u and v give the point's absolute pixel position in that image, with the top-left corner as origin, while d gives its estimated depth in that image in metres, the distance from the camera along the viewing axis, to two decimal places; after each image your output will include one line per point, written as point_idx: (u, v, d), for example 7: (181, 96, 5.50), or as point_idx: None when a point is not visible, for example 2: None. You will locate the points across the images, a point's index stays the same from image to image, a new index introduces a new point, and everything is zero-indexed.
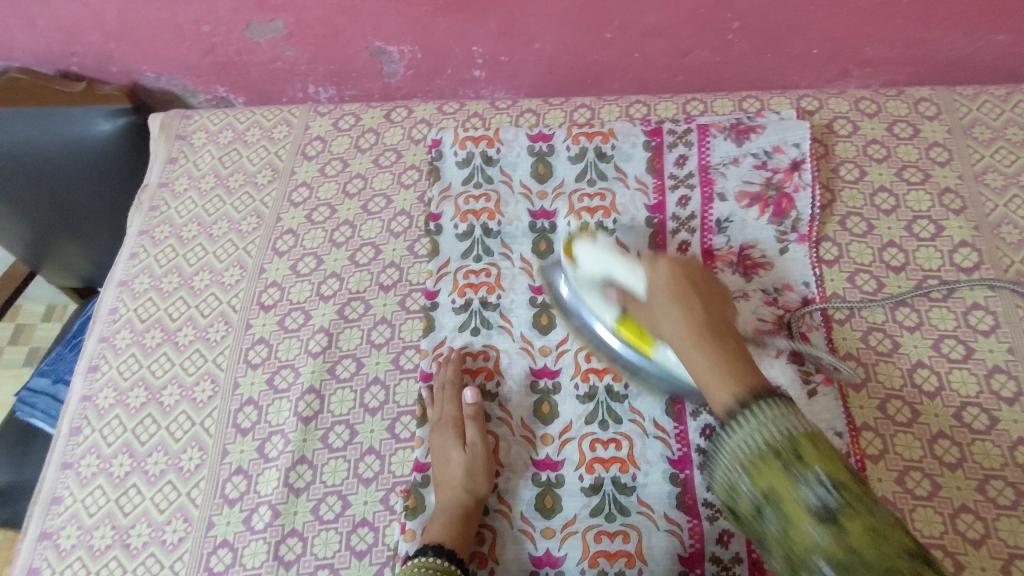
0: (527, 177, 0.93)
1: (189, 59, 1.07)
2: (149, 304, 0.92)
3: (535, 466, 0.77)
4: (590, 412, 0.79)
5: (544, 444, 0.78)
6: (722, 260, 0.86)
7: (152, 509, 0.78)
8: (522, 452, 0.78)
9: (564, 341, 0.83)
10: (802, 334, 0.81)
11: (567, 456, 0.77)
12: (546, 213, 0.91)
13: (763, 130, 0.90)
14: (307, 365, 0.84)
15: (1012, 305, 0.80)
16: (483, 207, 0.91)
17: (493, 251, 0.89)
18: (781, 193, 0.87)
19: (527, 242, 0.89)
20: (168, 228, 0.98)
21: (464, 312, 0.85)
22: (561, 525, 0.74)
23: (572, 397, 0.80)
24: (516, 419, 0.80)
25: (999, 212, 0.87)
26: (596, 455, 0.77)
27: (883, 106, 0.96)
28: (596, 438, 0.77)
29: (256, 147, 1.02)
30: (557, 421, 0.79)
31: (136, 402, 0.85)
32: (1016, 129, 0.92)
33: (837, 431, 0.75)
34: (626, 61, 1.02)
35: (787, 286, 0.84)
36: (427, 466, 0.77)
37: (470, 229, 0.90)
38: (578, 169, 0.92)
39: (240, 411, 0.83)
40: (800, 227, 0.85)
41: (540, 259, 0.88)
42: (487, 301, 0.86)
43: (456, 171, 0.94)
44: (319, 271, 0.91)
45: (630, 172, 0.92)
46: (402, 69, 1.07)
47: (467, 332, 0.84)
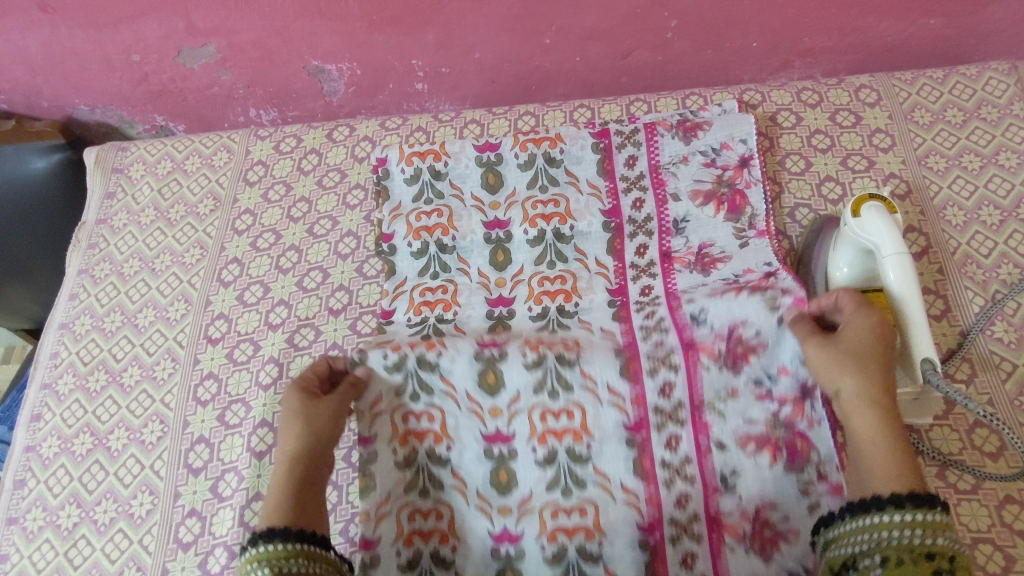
0: (477, 189, 0.91)
1: (122, 90, 1.05)
2: (92, 346, 0.89)
3: (486, 441, 0.75)
4: (540, 382, 0.76)
5: (493, 416, 0.76)
6: (680, 261, 0.84)
7: (103, 560, 0.76)
8: (471, 427, 0.75)
9: (516, 333, 0.80)
10: None
11: (518, 429, 0.75)
12: (500, 223, 0.89)
13: (710, 126, 0.89)
14: (259, 398, 0.82)
15: (962, 287, 0.81)
16: (436, 222, 0.89)
17: (450, 266, 0.87)
18: (734, 189, 0.86)
19: (484, 255, 0.88)
20: (108, 265, 0.95)
21: (419, 327, 0.83)
22: (518, 501, 0.73)
23: (520, 364, 0.76)
24: (461, 392, 0.76)
25: (943, 194, 0.87)
26: (548, 427, 0.75)
27: (824, 95, 0.96)
28: (545, 408, 0.75)
29: (196, 176, 0.99)
30: (505, 392, 0.76)
31: (82, 448, 0.82)
32: (956, 111, 0.93)
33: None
34: (567, 65, 1.02)
35: (748, 271, 0.81)
36: (374, 439, 0.75)
37: (424, 246, 0.88)
38: (528, 177, 0.91)
39: (191, 451, 0.80)
40: (757, 223, 0.84)
41: (498, 271, 0.87)
42: (443, 318, 0.84)
43: (405, 188, 0.92)
44: (266, 299, 0.89)
45: (581, 176, 0.90)
46: (342, 87, 1.05)
47: (406, 394, 0.77)
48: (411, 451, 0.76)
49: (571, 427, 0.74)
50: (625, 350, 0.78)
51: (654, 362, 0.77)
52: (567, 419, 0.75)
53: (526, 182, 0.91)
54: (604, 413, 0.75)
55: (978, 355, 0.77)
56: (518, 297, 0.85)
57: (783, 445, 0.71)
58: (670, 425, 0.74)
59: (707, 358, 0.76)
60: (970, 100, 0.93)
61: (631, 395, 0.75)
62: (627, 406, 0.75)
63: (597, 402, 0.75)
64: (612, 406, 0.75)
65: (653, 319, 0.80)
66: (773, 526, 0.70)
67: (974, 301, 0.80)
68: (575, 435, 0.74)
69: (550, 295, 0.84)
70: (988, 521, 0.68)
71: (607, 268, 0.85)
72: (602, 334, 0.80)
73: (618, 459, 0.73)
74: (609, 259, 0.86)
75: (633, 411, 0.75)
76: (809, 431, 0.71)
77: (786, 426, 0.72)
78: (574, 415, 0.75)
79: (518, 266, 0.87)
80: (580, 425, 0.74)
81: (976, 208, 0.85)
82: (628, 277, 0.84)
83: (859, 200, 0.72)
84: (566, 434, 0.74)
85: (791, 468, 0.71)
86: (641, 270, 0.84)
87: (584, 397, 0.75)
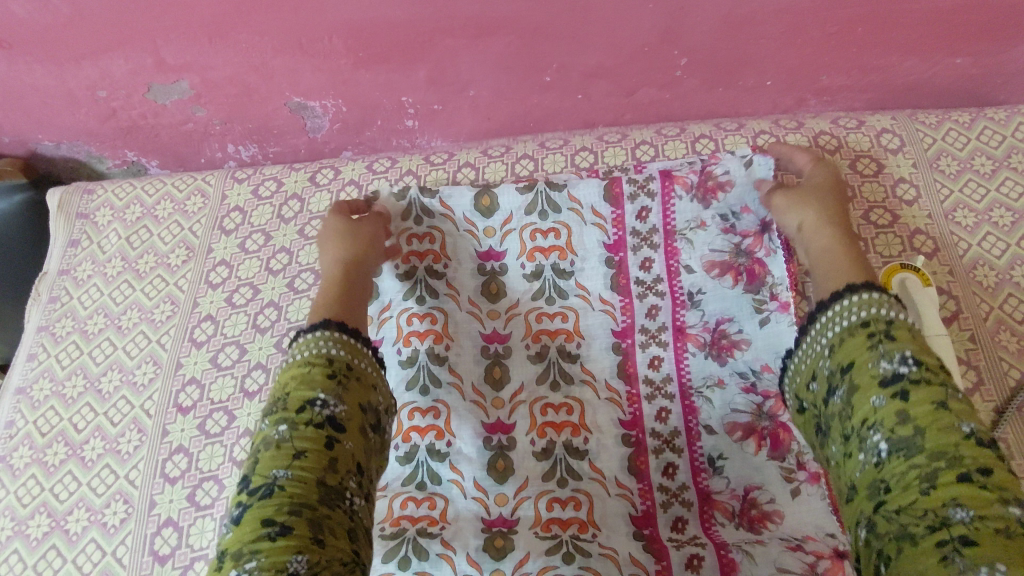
0: (472, 212, 0.84)
1: (89, 126, 0.97)
2: (50, 414, 0.82)
3: (486, 523, 0.71)
4: (548, 470, 0.74)
5: (499, 503, 0.73)
6: (693, 339, 0.79)
7: None
8: (474, 515, 0.72)
9: (519, 393, 0.79)
10: (783, 426, 0.73)
11: (522, 516, 0.71)
12: (496, 253, 0.83)
13: (732, 187, 0.81)
14: (233, 476, 0.75)
15: (995, 358, 0.75)
16: (430, 248, 0.84)
17: (439, 292, 0.82)
18: (752, 259, 0.79)
19: (478, 284, 0.83)
20: (70, 322, 0.87)
21: (412, 367, 0.79)
22: (514, 566, 0.65)
23: (512, 189, 0.83)
24: (467, 480, 0.74)
25: (973, 252, 0.81)
26: (553, 516, 0.71)
27: (844, 140, 0.90)
28: (554, 496, 0.72)
29: (168, 223, 0.92)
30: (512, 481, 0.74)
31: (37, 532, 0.75)
32: (984, 159, 0.87)
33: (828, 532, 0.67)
34: (568, 103, 0.95)
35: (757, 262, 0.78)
36: None
37: (413, 270, 0.82)
38: (527, 200, 0.83)
39: (157, 535, 0.73)
40: (778, 294, 0.77)
41: (491, 302, 0.83)
42: (435, 354, 0.79)
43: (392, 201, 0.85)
44: (243, 362, 0.81)
45: (586, 202, 0.83)
46: (327, 123, 0.98)
47: (416, 390, 0.78)
48: (401, 529, 0.69)
49: (578, 517, 0.70)
50: (633, 432, 0.76)
51: (667, 495, 0.72)
52: (573, 510, 0.71)
53: (524, 206, 0.83)
54: (611, 505, 0.72)
55: (1012, 435, 0.72)
56: (515, 332, 0.81)
57: (766, 434, 0.74)
58: (676, 505, 0.72)
59: (681, 188, 0.82)
60: (999, 147, 0.87)
61: (638, 490, 0.73)
62: (635, 499, 0.72)
63: (606, 494, 0.73)
64: (619, 497, 0.72)
65: (665, 425, 0.76)
66: (759, 506, 0.70)
67: (1009, 374, 0.74)
68: (581, 526, 0.69)
69: (550, 335, 0.81)
70: None
71: (613, 305, 0.81)
72: (608, 394, 0.78)
73: (627, 541, 0.68)
74: (613, 296, 0.81)
75: (642, 504, 0.72)
76: (766, 259, 0.78)
77: (770, 417, 0.74)
78: (580, 507, 0.71)
79: (515, 300, 0.83)
80: (586, 519, 0.70)
81: (1008, 268, 0.80)
82: (636, 341, 0.80)
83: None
84: (571, 524, 0.69)
85: (825, 550, 0.64)
86: (651, 333, 0.80)
87: (593, 486, 0.73)
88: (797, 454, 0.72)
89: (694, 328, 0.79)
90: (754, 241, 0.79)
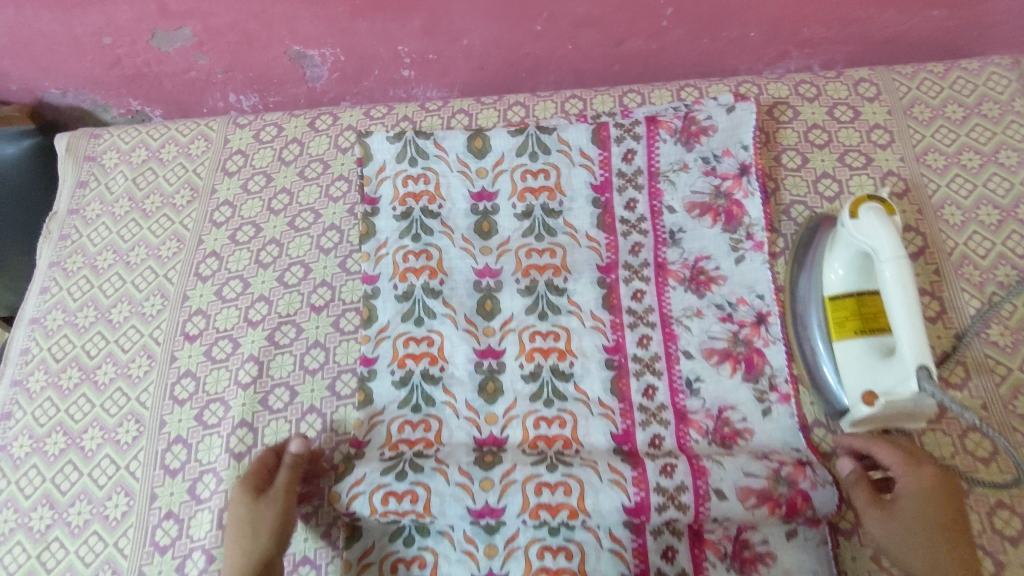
0: (463, 153, 0.87)
1: (94, 73, 1.00)
2: (64, 341, 0.86)
3: (476, 443, 0.76)
4: (534, 392, 0.78)
5: (489, 422, 0.77)
6: (674, 276, 0.83)
7: (77, 563, 0.74)
8: (467, 432, 0.77)
9: (508, 322, 0.82)
10: (757, 351, 0.78)
11: (511, 434, 0.76)
12: (487, 193, 0.86)
13: (715, 131, 0.85)
14: (238, 398, 0.80)
15: (958, 290, 0.79)
16: (424, 189, 0.87)
17: (433, 230, 0.85)
18: (730, 200, 0.83)
19: (468, 223, 0.86)
20: (81, 258, 0.91)
21: (406, 301, 0.83)
22: (501, 475, 0.72)
23: (504, 132, 0.87)
24: (460, 400, 0.78)
25: (941, 193, 0.85)
26: (539, 433, 0.76)
27: (822, 88, 0.93)
28: (539, 415, 0.77)
29: (173, 165, 0.96)
30: (502, 400, 0.78)
31: (54, 448, 0.80)
32: (956, 107, 0.90)
33: (794, 446, 0.74)
34: (558, 53, 0.98)
35: (737, 205, 0.83)
36: (374, 360, 0.80)
37: (408, 211, 0.86)
38: (517, 142, 0.87)
39: (167, 451, 0.78)
40: (754, 235, 0.82)
41: (482, 239, 0.85)
42: (429, 287, 0.83)
43: (387, 146, 0.88)
44: (246, 294, 0.86)
45: (574, 143, 0.86)
46: (326, 73, 1.01)
47: (410, 321, 0.82)
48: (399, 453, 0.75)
49: (562, 435, 0.76)
50: (615, 356, 0.80)
51: (647, 414, 0.77)
52: (558, 428, 0.76)
53: (514, 148, 0.87)
54: (594, 424, 0.76)
55: (972, 358, 0.76)
56: (505, 267, 0.84)
57: (742, 358, 0.78)
58: (655, 424, 0.76)
59: (665, 132, 0.85)
60: (971, 95, 0.90)
61: (620, 409, 0.77)
62: (616, 417, 0.76)
63: (589, 414, 0.77)
64: (601, 416, 0.77)
65: (646, 350, 0.80)
66: (731, 424, 0.75)
67: (970, 304, 0.78)
68: (565, 443, 0.76)
69: (539, 269, 0.83)
70: (977, 527, 0.69)
71: (599, 242, 0.84)
72: (592, 322, 0.81)
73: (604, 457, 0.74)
74: (599, 234, 0.84)
75: (622, 422, 0.76)
76: (744, 200, 0.83)
77: (745, 343, 0.79)
78: (565, 424, 0.76)
79: (504, 236, 0.85)
80: (570, 435, 0.76)
81: (974, 207, 0.83)
82: (620, 276, 0.83)
83: (858, 200, 0.71)
84: (556, 440, 0.76)
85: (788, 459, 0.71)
86: (634, 271, 0.83)
87: (577, 406, 0.77)
88: (770, 377, 0.77)
89: (674, 265, 0.83)
90: (732, 183, 0.84)
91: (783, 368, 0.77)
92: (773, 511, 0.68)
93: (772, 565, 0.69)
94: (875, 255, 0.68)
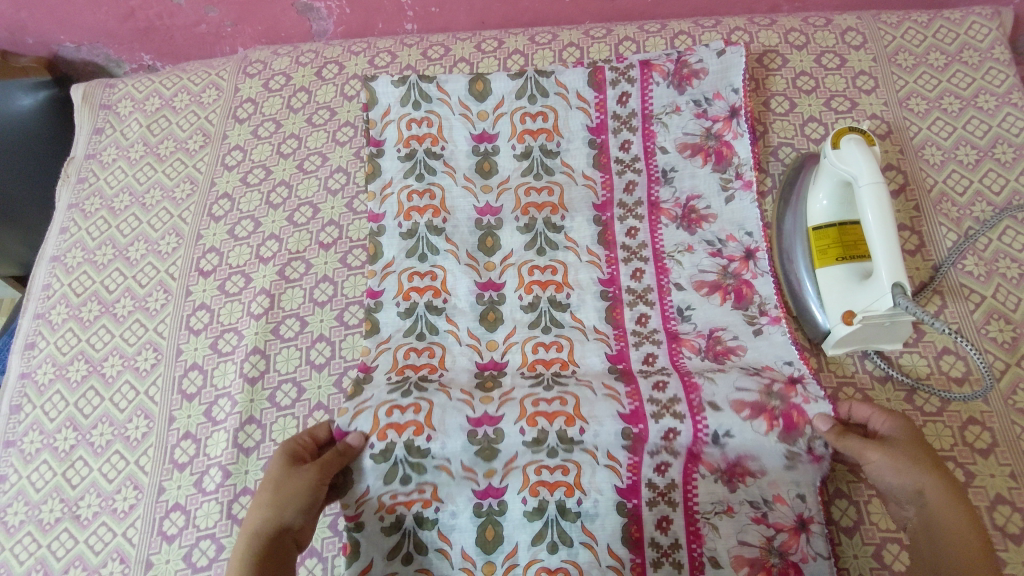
0: (465, 96, 0.91)
1: (108, 26, 1.04)
2: (84, 278, 0.91)
3: (478, 367, 0.79)
4: (533, 320, 0.81)
5: (490, 348, 0.80)
6: (667, 214, 0.85)
7: (100, 480, 0.78)
8: (468, 357, 0.79)
9: (508, 257, 0.84)
10: (746, 283, 0.80)
11: (511, 359, 0.79)
12: (488, 135, 0.90)
13: (705, 75, 0.89)
14: (250, 327, 0.83)
15: (936, 224, 0.83)
16: (426, 131, 0.90)
17: (436, 171, 0.89)
18: (721, 141, 0.86)
19: (469, 163, 0.89)
20: (98, 200, 0.96)
21: (411, 238, 0.85)
22: (502, 394, 0.74)
23: (504, 76, 0.91)
24: (462, 329, 0.81)
25: (923, 135, 0.89)
26: (537, 357, 0.79)
27: (810, 38, 0.97)
28: (538, 341, 0.79)
29: (185, 113, 1.00)
30: (501, 328, 0.81)
31: (77, 375, 0.84)
32: (939, 55, 0.94)
33: (787, 361, 0.75)
34: (557, 6, 1.01)
35: (727, 146, 0.86)
36: (380, 292, 0.83)
37: (412, 152, 0.90)
38: (517, 86, 0.91)
39: (184, 377, 0.82)
40: (744, 174, 0.84)
41: (483, 178, 0.89)
42: (433, 225, 0.86)
43: (391, 91, 0.92)
44: (257, 233, 0.89)
45: (571, 87, 0.91)
46: (332, 27, 1.04)
47: (414, 257, 0.84)
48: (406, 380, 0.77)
49: (559, 358, 0.78)
50: (611, 288, 0.82)
51: (639, 339, 0.79)
52: (555, 352, 0.79)
53: (514, 91, 0.91)
54: (590, 348, 0.79)
55: (948, 286, 0.80)
56: (505, 205, 0.87)
57: (731, 289, 0.80)
58: (647, 344, 0.78)
59: (658, 76, 0.89)
60: (953, 43, 0.94)
61: (614, 335, 0.79)
62: (610, 341, 0.79)
63: (584, 339, 0.79)
64: (597, 340, 0.79)
65: (640, 283, 0.82)
66: (724, 342, 0.77)
67: (948, 237, 0.82)
68: (562, 365, 0.78)
69: (538, 206, 0.86)
70: (950, 441, 0.72)
71: (595, 181, 0.88)
72: (588, 256, 0.84)
73: None
74: (595, 172, 0.88)
75: (617, 344, 0.79)
76: (733, 141, 0.86)
77: (734, 276, 0.81)
78: (562, 349, 0.79)
79: (504, 175, 0.89)
80: (567, 357, 0.78)
81: (954, 148, 0.87)
82: (615, 213, 0.86)
83: (840, 132, 0.74)
84: (554, 363, 0.78)
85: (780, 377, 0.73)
86: (629, 209, 0.86)
87: (572, 333, 0.80)
88: (759, 307, 0.79)
89: (667, 204, 0.86)
90: (722, 125, 0.87)
91: (772, 298, 0.79)
92: (770, 423, 0.70)
93: (760, 477, 0.70)
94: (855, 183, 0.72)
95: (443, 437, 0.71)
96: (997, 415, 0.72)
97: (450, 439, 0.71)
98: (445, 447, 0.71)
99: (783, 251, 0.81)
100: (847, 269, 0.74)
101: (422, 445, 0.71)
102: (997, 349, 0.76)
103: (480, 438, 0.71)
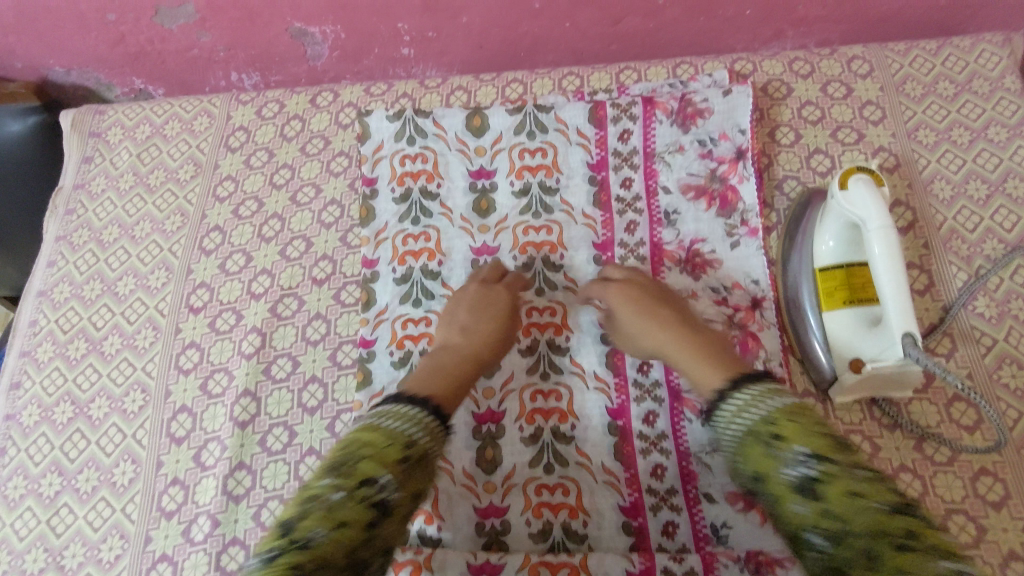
0: (463, 131, 0.89)
1: (99, 51, 1.02)
2: (71, 314, 0.88)
3: (476, 419, 0.77)
4: (532, 365, 0.79)
5: (487, 397, 0.77)
6: (670, 256, 0.83)
7: (86, 528, 0.76)
8: (465, 408, 0.77)
9: None
10: (753, 334, 0.77)
11: (509, 408, 0.77)
12: (485, 172, 0.88)
13: (711, 114, 0.86)
14: (241, 367, 0.81)
15: (946, 263, 0.81)
16: (421, 168, 0.88)
17: (432, 212, 0.87)
18: (726, 185, 0.84)
19: (467, 202, 0.87)
20: (86, 232, 0.94)
21: (405, 283, 0.83)
22: (503, 478, 0.74)
23: (503, 111, 0.89)
24: None
25: (931, 168, 0.86)
26: (536, 407, 0.77)
27: (816, 66, 0.94)
28: (537, 388, 0.77)
29: (176, 141, 0.98)
30: (499, 373, 0.78)
31: (62, 417, 0.82)
32: (947, 84, 0.91)
33: None
34: (556, 31, 0.98)
35: (733, 189, 0.84)
36: (373, 341, 0.80)
37: (407, 191, 0.87)
38: (515, 121, 0.89)
39: (173, 420, 0.80)
40: (749, 221, 0.82)
41: (480, 217, 0.86)
42: (428, 268, 0.84)
43: (387, 125, 0.90)
44: (249, 268, 0.87)
45: (571, 123, 0.88)
46: (326, 51, 1.02)
47: (408, 303, 0.82)
48: None
49: (559, 408, 0.76)
50: None
51: (642, 389, 0.76)
52: (555, 401, 0.77)
53: (513, 126, 0.89)
54: (590, 398, 0.77)
55: (959, 328, 0.77)
56: (503, 244, 0.85)
57: (737, 341, 0.77)
58: (648, 400, 0.76)
59: (662, 114, 0.87)
60: (962, 73, 0.91)
61: (615, 383, 0.77)
62: (611, 392, 0.77)
63: (584, 387, 0.77)
64: (597, 390, 0.77)
65: None
66: None
67: (957, 276, 0.80)
68: (561, 416, 0.76)
69: (536, 246, 0.84)
70: (961, 493, 0.69)
71: (595, 220, 0.85)
72: None
73: (601, 444, 0.75)
74: (596, 211, 0.85)
75: (618, 397, 0.76)
76: (738, 186, 0.84)
77: (740, 327, 0.78)
78: (562, 398, 0.77)
79: (502, 214, 0.86)
80: (566, 408, 0.76)
81: (963, 182, 0.85)
82: (616, 254, 0.83)
83: (847, 171, 0.71)
84: (553, 414, 0.76)
85: None
86: (630, 248, 0.83)
87: (572, 381, 0.78)
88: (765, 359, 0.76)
89: (670, 246, 0.83)
90: (728, 167, 0.85)
91: (777, 351, 0.77)
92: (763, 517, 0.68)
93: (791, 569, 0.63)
94: (864, 226, 0.69)
95: (452, 526, 0.72)
96: (1009, 465, 0.70)
97: (459, 528, 0.72)
98: (455, 536, 0.71)
99: (785, 293, 0.78)
100: (855, 317, 0.72)
101: (433, 535, 0.71)
102: (1010, 396, 0.73)
103: (487, 530, 0.72)
